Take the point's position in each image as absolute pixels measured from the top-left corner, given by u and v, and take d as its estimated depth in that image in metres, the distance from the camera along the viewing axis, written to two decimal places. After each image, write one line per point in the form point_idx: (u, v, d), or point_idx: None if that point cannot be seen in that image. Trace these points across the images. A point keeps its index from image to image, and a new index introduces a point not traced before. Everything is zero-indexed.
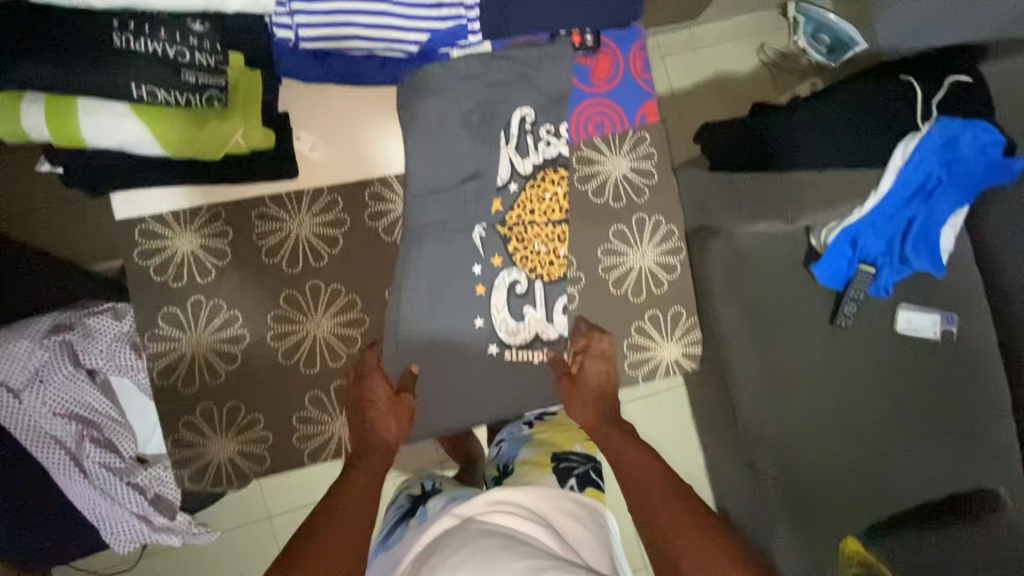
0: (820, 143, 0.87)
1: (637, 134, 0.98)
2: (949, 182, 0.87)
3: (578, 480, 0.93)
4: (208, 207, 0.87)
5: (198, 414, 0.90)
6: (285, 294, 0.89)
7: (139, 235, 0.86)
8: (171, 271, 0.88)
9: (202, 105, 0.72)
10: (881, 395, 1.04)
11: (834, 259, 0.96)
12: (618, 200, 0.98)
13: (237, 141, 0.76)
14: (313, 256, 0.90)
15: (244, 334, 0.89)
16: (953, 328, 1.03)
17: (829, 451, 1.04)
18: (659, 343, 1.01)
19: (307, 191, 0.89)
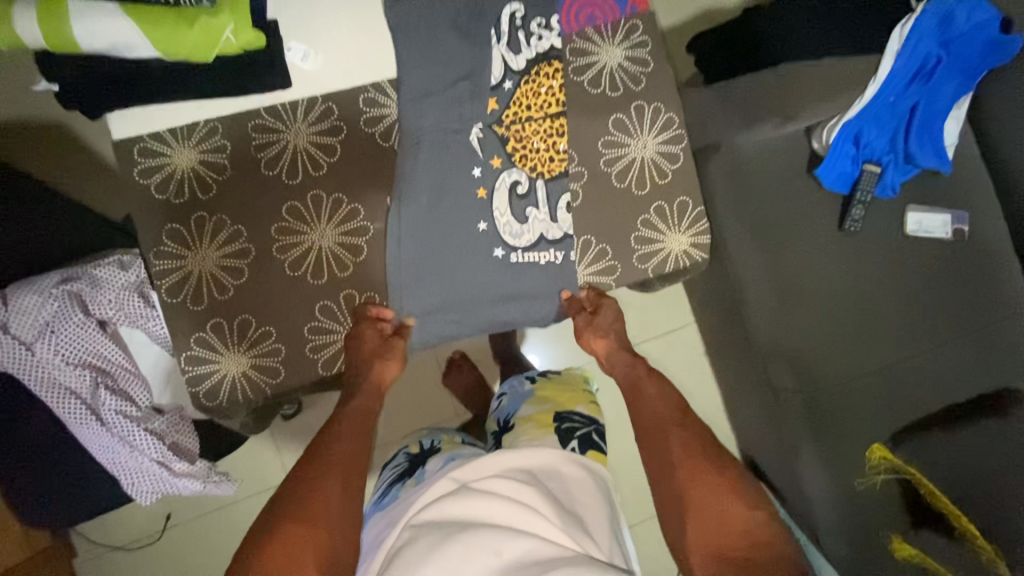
0: (815, 32, 0.88)
1: (630, 23, 0.86)
2: (949, 61, 0.86)
3: (579, 442, 0.93)
4: (206, 122, 0.79)
5: (209, 329, 0.80)
6: (287, 206, 0.81)
7: (139, 155, 0.78)
8: (173, 188, 0.79)
9: (192, 1, 0.67)
10: (897, 299, 1.03)
11: (836, 160, 0.95)
12: (614, 90, 0.85)
13: (227, 38, 0.69)
14: (312, 166, 0.81)
15: (250, 248, 0.80)
16: (964, 228, 1.02)
17: (850, 359, 1.02)
18: (666, 234, 0.87)
19: (299, 100, 0.80)
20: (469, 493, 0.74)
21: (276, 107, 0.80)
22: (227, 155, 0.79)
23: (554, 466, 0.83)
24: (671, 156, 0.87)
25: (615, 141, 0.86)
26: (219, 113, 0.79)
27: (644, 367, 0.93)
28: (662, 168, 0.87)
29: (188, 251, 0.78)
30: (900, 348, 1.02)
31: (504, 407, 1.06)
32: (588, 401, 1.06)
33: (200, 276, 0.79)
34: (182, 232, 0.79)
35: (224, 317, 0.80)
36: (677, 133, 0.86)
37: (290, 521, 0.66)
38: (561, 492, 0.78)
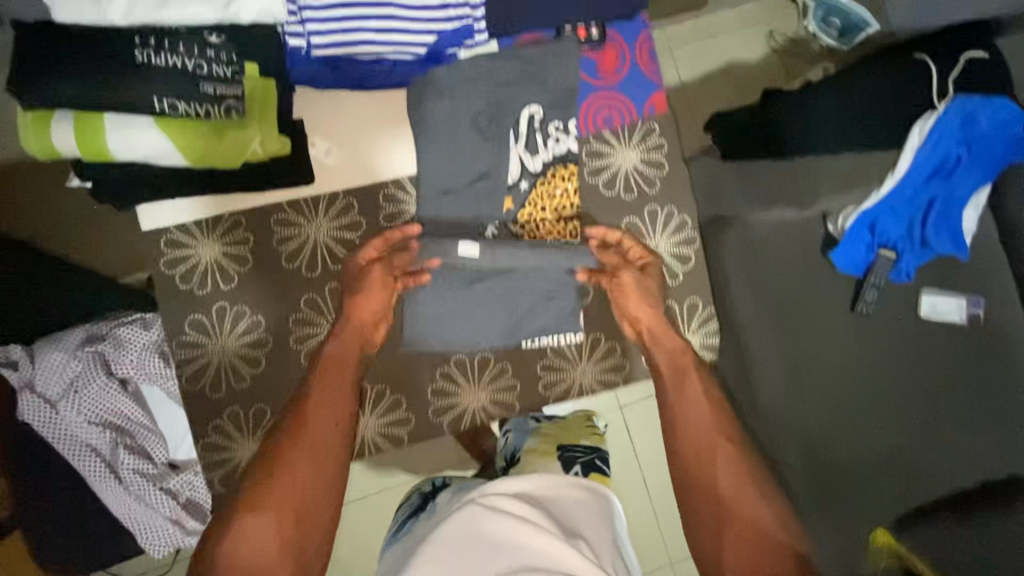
0: (834, 129, 0.88)
1: (646, 125, 1.02)
2: (970, 160, 0.85)
3: (582, 466, 0.94)
4: (229, 216, 0.97)
5: (226, 418, 0.98)
6: (306, 298, 0.98)
7: (166, 246, 0.97)
8: (195, 279, 0.98)
9: (220, 113, 0.76)
10: (908, 378, 1.02)
11: (852, 244, 0.95)
12: (629, 192, 1.02)
13: (254, 148, 0.78)
14: (329, 258, 0.98)
15: (266, 338, 0.98)
16: (979, 313, 1.01)
17: (854, 437, 1.02)
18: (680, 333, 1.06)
19: (320, 196, 0.96)
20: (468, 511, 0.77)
21: (298, 201, 0.97)
22: (247, 246, 0.97)
23: (556, 490, 0.85)
24: (689, 240, 1.04)
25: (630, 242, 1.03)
26: (244, 208, 0.97)
27: (692, 358, 1.00)
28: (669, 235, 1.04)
29: (210, 342, 0.98)
30: (908, 430, 1.02)
31: (507, 441, 1.01)
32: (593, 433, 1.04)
33: (222, 363, 0.98)
34: (205, 324, 0.98)
35: (241, 406, 0.98)
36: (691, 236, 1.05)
37: (250, 514, 0.82)
38: (563, 513, 0.80)
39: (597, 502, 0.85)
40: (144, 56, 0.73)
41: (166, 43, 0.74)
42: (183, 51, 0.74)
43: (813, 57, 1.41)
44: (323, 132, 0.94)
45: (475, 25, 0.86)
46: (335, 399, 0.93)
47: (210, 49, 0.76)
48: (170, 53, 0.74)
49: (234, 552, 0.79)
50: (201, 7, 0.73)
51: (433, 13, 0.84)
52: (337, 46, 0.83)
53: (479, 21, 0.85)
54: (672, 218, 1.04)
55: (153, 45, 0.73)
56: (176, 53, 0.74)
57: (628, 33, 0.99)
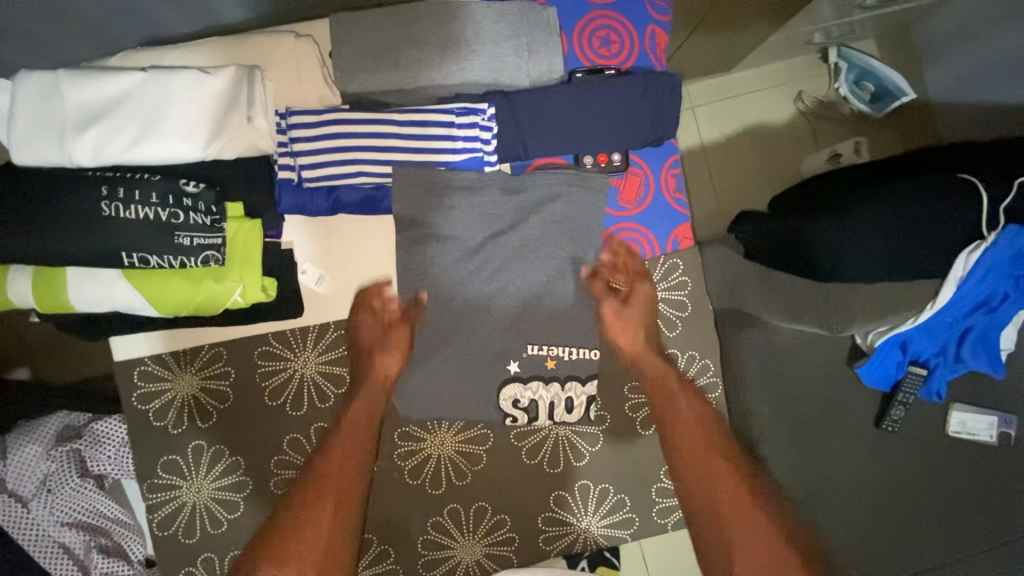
0: (870, 252, 0.76)
1: (670, 261, 1.00)
2: (1017, 296, 0.78)
3: (589, 561, 0.98)
4: (209, 347, 0.91)
5: (198, 566, 0.91)
6: (290, 440, 0.92)
7: (139, 379, 0.90)
8: (171, 416, 0.91)
9: (196, 264, 0.77)
10: (937, 502, 0.95)
11: (881, 361, 0.89)
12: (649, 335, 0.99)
13: (236, 298, 0.80)
14: (318, 395, 0.93)
15: (246, 481, 0.92)
16: (1011, 431, 0.95)
17: (875, 560, 0.95)
18: None
19: (312, 328, 0.93)
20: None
21: (286, 333, 0.92)
22: (229, 382, 0.92)
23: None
24: (670, 323, 1.02)
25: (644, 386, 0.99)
26: (226, 339, 0.91)
27: (676, 378, 0.93)
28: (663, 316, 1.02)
29: (183, 483, 0.90)
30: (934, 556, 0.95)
31: None
32: None
33: (195, 505, 0.91)
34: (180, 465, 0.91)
35: (216, 552, 0.91)
36: (712, 381, 1.03)
37: (273, 559, 0.69)
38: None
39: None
40: (112, 210, 0.72)
41: (135, 195, 0.73)
42: (156, 202, 0.74)
43: (845, 120, 1.34)
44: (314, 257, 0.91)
45: (486, 158, 0.88)
46: (358, 437, 0.84)
47: (186, 197, 0.76)
48: (140, 205, 0.73)
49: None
50: (184, 146, 0.77)
51: (440, 143, 0.86)
52: (331, 173, 0.85)
53: (489, 155, 0.88)
54: (693, 362, 1.02)
55: (121, 197, 0.73)
56: (147, 204, 0.73)
57: (654, 159, 0.97)
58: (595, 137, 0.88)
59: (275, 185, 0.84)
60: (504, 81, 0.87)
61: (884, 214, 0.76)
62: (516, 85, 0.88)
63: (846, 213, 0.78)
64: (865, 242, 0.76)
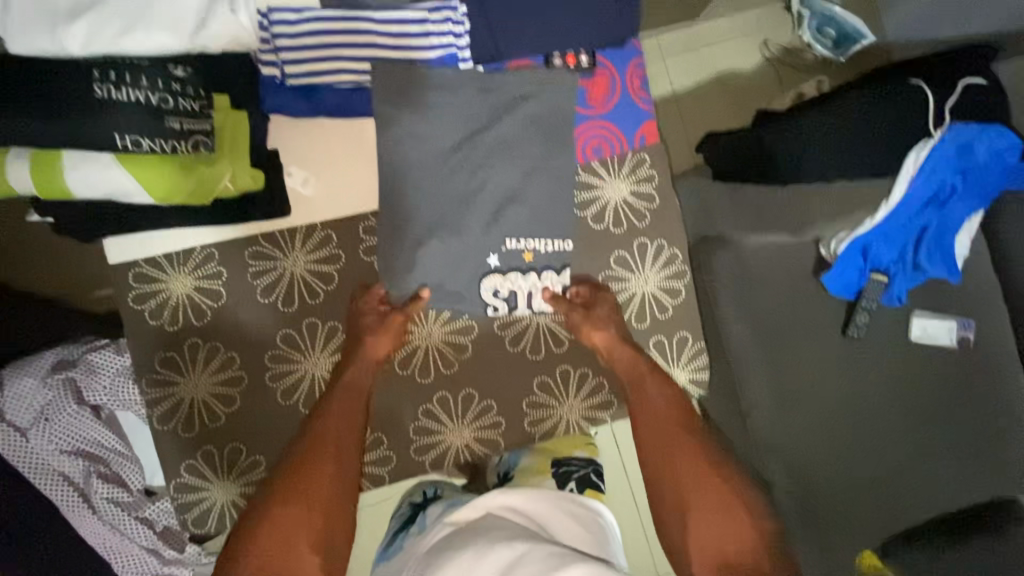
0: (828, 157, 0.84)
1: (638, 157, 1.06)
2: (963, 190, 0.84)
3: (577, 482, 0.93)
4: (201, 250, 0.98)
5: (199, 458, 0.98)
6: (283, 333, 0.99)
7: (135, 280, 0.97)
8: (167, 315, 0.97)
9: (187, 150, 0.79)
10: (901, 404, 1.01)
11: (844, 269, 0.94)
12: (618, 226, 1.06)
13: (225, 184, 0.83)
14: (308, 291, 0.99)
15: (241, 377, 0.98)
16: (970, 335, 1.01)
17: (844, 462, 1.01)
18: (667, 368, 1.09)
19: (300, 228, 0.98)
20: (475, 531, 0.75)
21: (275, 234, 0.98)
22: (221, 281, 0.98)
23: (549, 513, 0.83)
24: (640, 215, 1.07)
25: (616, 275, 1.07)
26: (217, 241, 0.98)
27: (645, 363, 0.99)
28: (634, 207, 1.06)
29: (182, 378, 0.97)
30: (899, 455, 1.01)
31: (504, 458, 1.01)
32: (588, 444, 1.02)
33: (193, 400, 0.98)
34: (178, 361, 0.98)
35: (214, 445, 0.98)
36: (680, 270, 1.08)
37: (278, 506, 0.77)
38: (562, 535, 0.79)
39: (594, 523, 0.84)
40: (104, 91, 0.74)
41: (127, 79, 0.76)
42: (147, 86, 0.77)
43: (808, 66, 1.39)
44: (300, 161, 0.96)
45: (460, 53, 0.92)
46: (348, 408, 0.90)
47: (176, 83, 0.79)
48: (132, 88, 0.76)
49: (260, 544, 0.73)
50: (168, 37, 0.78)
51: (416, 41, 0.90)
52: (310, 73, 0.88)
53: (462, 50, 0.91)
54: (661, 252, 1.07)
55: (114, 80, 0.75)
56: (139, 88, 0.76)
57: (619, 60, 1.01)
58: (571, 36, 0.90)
59: (260, 85, 0.89)
60: None
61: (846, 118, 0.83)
62: None
63: (816, 126, 0.84)
64: (829, 141, 0.84)
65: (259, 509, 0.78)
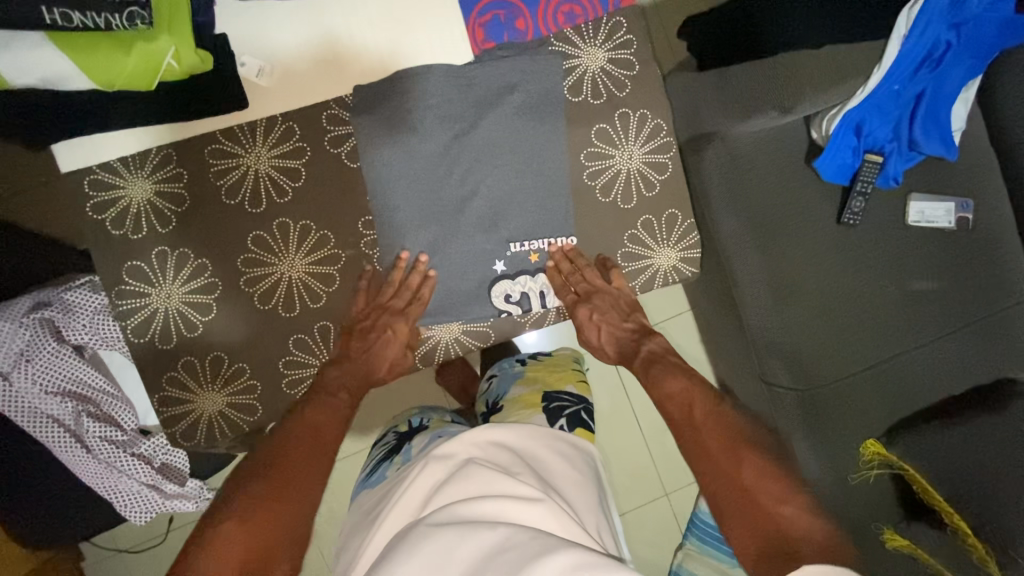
0: (812, 22, 0.79)
1: (613, 20, 0.97)
2: (960, 46, 0.79)
3: (567, 420, 0.93)
4: (157, 150, 0.90)
5: (180, 368, 0.94)
6: (254, 237, 0.93)
7: (93, 189, 0.89)
8: (129, 222, 0.91)
9: (125, 25, 0.68)
10: (898, 289, 1.00)
11: (837, 151, 0.91)
12: (597, 95, 0.97)
13: (169, 62, 0.74)
14: (274, 189, 0.92)
15: (215, 281, 0.93)
16: (968, 216, 0.98)
17: (844, 353, 0.99)
18: (655, 249, 1.02)
19: (260, 122, 0.90)
20: (461, 479, 0.72)
21: (233, 129, 0.90)
22: (182, 183, 0.91)
23: (537, 450, 0.81)
24: (619, 83, 0.98)
25: (598, 151, 0.98)
26: (173, 139, 0.90)
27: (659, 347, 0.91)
28: (613, 76, 0.98)
29: (152, 287, 0.92)
30: (897, 341, 1.00)
31: (493, 390, 1.05)
32: (577, 381, 1.06)
33: (167, 311, 0.93)
34: (146, 273, 0.92)
35: (196, 356, 0.94)
36: (665, 142, 1.01)
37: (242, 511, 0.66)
38: (547, 470, 0.78)
39: (582, 462, 0.84)
40: None
41: None
42: None
43: None
44: (253, 49, 0.85)
45: None
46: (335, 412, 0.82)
47: None
48: None
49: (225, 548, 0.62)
50: None
51: None
52: None
53: None
54: (645, 122, 0.99)
55: None
56: None
57: None
58: None
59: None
60: None
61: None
62: None
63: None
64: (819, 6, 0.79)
65: (222, 506, 0.67)
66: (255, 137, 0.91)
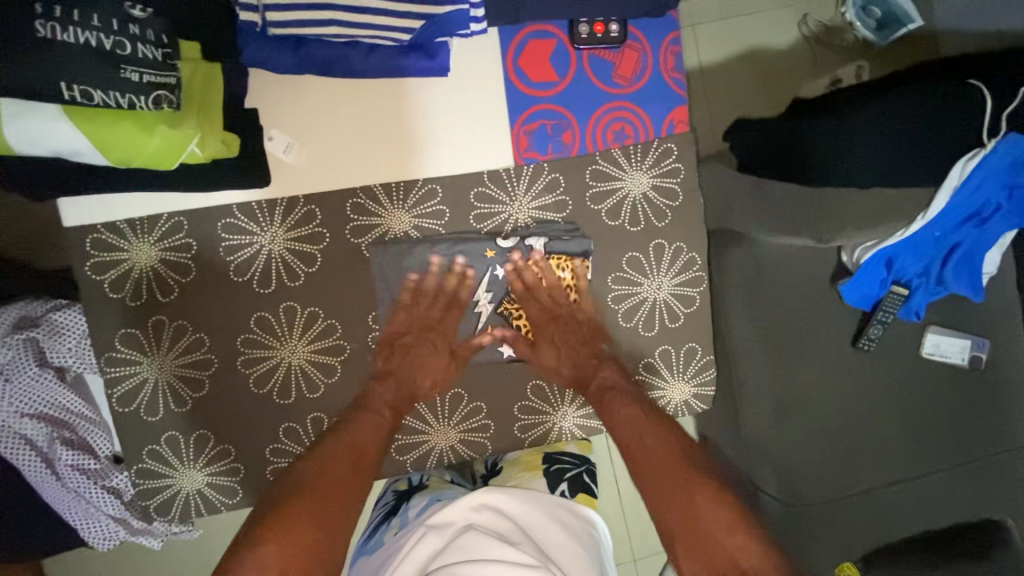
0: (865, 161, 0.74)
1: (664, 146, 0.99)
2: (1009, 209, 0.77)
3: (569, 484, 0.88)
4: (168, 216, 0.91)
5: (164, 444, 0.94)
6: (258, 318, 0.94)
7: (93, 248, 0.90)
8: (128, 288, 0.92)
9: (148, 107, 0.64)
10: (901, 420, 0.98)
11: (865, 280, 0.89)
12: (634, 223, 1.01)
13: (193, 150, 0.73)
14: (289, 274, 0.94)
15: (211, 359, 0.94)
16: (982, 356, 0.96)
17: (842, 477, 0.96)
18: (669, 383, 1.06)
19: (283, 202, 0.92)
20: (458, 546, 0.68)
21: (253, 206, 0.92)
22: (191, 255, 0.92)
23: (539, 519, 0.77)
24: (659, 214, 1.01)
25: (627, 279, 1.02)
26: (186, 208, 0.91)
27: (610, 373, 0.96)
28: (654, 204, 1.01)
29: (146, 357, 0.92)
30: (895, 471, 0.97)
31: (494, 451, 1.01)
32: (580, 441, 1.02)
33: (158, 381, 0.93)
34: (140, 340, 0.92)
35: (180, 431, 0.94)
36: (695, 276, 1.04)
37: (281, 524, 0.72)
38: (548, 544, 0.74)
39: (584, 533, 0.79)
40: (45, 28, 0.56)
41: (74, 15, 0.58)
42: (98, 26, 0.59)
43: (845, 51, 1.27)
44: (282, 125, 0.89)
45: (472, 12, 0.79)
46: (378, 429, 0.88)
47: (133, 24, 0.62)
48: (80, 28, 0.58)
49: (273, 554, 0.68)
50: None
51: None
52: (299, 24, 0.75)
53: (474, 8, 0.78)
54: (679, 255, 1.03)
55: (59, 16, 0.57)
56: (88, 27, 0.59)
57: (654, 35, 0.96)
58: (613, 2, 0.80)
59: (238, 31, 0.77)
60: None
61: (916, 103, 0.72)
62: None
63: (882, 104, 0.74)
64: (893, 120, 0.73)
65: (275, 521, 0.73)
66: (276, 217, 0.92)
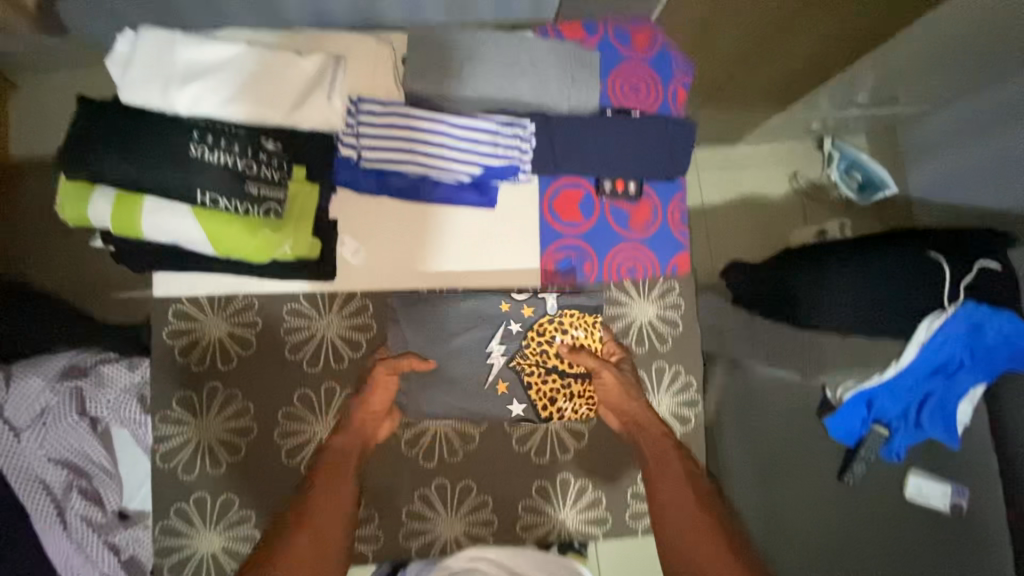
0: (848, 312, 0.85)
1: (668, 283, 1.11)
2: (972, 366, 0.87)
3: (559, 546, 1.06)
4: (243, 298, 1.02)
5: (190, 502, 1.01)
6: (300, 393, 1.03)
7: (174, 316, 1.01)
8: (196, 354, 1.01)
9: (258, 213, 0.83)
10: (884, 558, 1.00)
11: (846, 417, 0.94)
12: (640, 344, 1.11)
13: (285, 249, 0.87)
14: (336, 356, 1.04)
15: (252, 428, 1.02)
16: (962, 502, 0.98)
17: None
18: None
19: (341, 294, 1.03)
20: None
21: (317, 296, 1.03)
22: (254, 330, 1.02)
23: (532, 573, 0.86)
24: (662, 338, 1.12)
25: None
26: (259, 293, 1.02)
27: (673, 443, 0.95)
28: (659, 331, 1.12)
29: (193, 418, 1.01)
30: None
31: None
32: None
33: (201, 441, 1.02)
34: (192, 402, 1.02)
35: (208, 492, 1.02)
36: (692, 398, 1.13)
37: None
38: None
39: None
40: (197, 150, 0.79)
41: (221, 143, 0.81)
42: (236, 152, 0.82)
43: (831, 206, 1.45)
44: (352, 230, 1.00)
45: (521, 166, 0.97)
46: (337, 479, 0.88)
47: (264, 153, 0.84)
48: (222, 151, 0.81)
49: None
50: (268, 111, 0.85)
51: (486, 150, 0.95)
52: (384, 161, 0.93)
53: (524, 164, 0.97)
54: (676, 377, 1.13)
55: (209, 143, 0.80)
56: (229, 152, 0.81)
57: (664, 195, 1.09)
58: (633, 163, 1.00)
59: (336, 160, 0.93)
60: (547, 104, 0.97)
61: (891, 269, 0.85)
62: (557, 108, 0.97)
63: (856, 266, 0.86)
64: (863, 278, 0.85)
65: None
66: (328, 305, 1.04)
